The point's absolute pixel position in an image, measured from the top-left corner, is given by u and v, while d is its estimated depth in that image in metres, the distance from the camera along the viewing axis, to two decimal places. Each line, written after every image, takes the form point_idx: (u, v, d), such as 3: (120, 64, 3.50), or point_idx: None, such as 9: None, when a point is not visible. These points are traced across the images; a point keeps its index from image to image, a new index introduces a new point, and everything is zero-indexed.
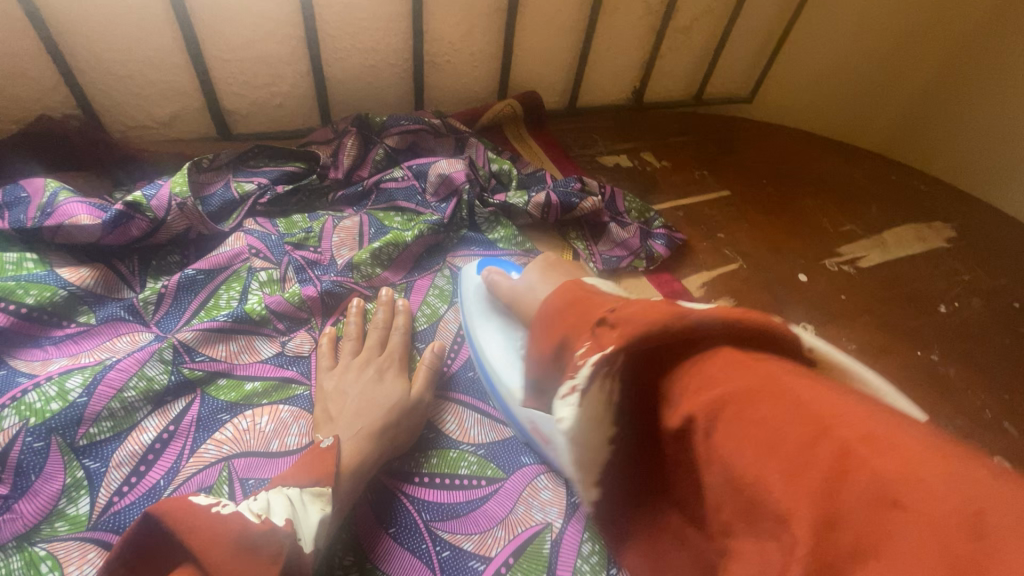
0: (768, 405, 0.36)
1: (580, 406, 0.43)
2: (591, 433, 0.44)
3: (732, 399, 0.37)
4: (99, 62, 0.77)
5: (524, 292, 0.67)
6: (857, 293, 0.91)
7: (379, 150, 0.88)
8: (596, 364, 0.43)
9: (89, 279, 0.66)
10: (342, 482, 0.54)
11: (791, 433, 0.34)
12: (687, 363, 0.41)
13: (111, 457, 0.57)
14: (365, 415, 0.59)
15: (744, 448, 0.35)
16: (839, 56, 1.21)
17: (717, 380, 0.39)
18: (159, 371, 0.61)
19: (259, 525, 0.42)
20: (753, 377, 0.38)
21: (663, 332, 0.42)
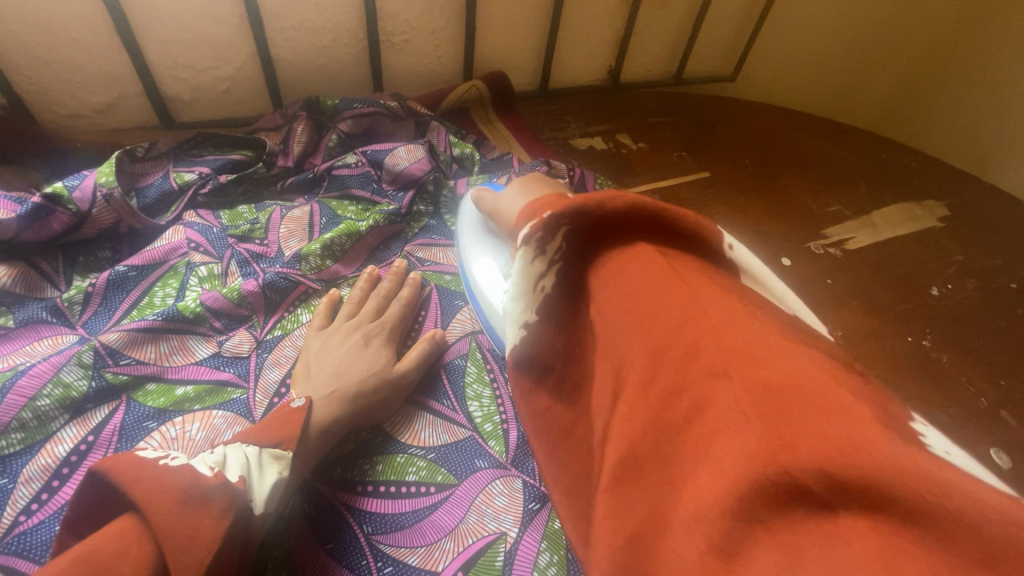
0: (641, 292, 0.41)
1: (519, 266, 0.44)
2: (528, 311, 0.45)
3: (629, 293, 0.41)
4: (21, 46, 0.71)
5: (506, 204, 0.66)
6: (845, 278, 0.85)
7: (332, 136, 0.82)
8: (536, 229, 0.44)
9: (5, 278, 0.61)
10: (303, 449, 0.53)
11: (664, 313, 0.39)
12: (617, 295, 0.42)
13: (21, 472, 0.52)
14: (348, 370, 0.59)
15: (623, 332, 0.40)
16: (826, 30, 1.16)
17: (625, 278, 0.43)
18: (78, 377, 0.56)
19: (213, 477, 0.41)
20: (667, 280, 0.40)
21: (605, 218, 0.45)
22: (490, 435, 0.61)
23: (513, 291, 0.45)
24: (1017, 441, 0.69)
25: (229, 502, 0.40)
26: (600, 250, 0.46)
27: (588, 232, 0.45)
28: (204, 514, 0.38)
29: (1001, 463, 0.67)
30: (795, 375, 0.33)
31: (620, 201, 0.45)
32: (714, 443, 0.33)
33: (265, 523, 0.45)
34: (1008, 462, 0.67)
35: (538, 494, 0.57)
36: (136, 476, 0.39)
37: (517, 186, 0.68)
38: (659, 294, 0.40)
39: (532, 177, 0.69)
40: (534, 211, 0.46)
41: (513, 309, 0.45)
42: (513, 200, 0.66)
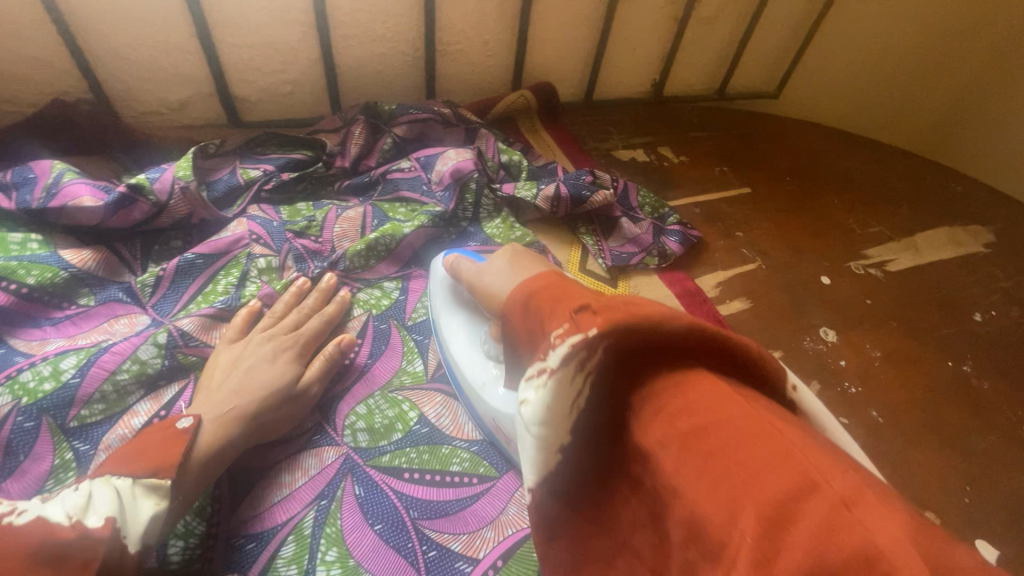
0: (715, 425, 0.31)
1: (551, 387, 0.37)
2: (561, 438, 0.38)
3: (699, 425, 0.32)
4: (111, 47, 0.77)
5: (490, 279, 0.61)
6: (885, 299, 0.85)
7: (387, 140, 0.86)
8: (575, 347, 0.37)
9: (91, 261, 0.66)
10: (184, 477, 0.49)
11: (767, 472, 0.29)
12: (688, 430, 0.32)
13: (101, 440, 0.56)
14: (261, 385, 0.58)
15: (704, 489, 0.30)
16: (874, 51, 1.15)
17: (695, 406, 0.33)
18: (152, 355, 0.61)
19: (71, 532, 0.39)
20: (756, 427, 0.31)
21: (650, 334, 0.36)
22: None
23: (543, 417, 0.38)
24: None
25: (95, 555, 0.39)
26: (642, 374, 0.37)
27: (632, 346, 0.36)
28: (65, 571, 0.37)
29: None
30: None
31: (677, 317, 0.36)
32: None
33: (143, 556, 0.43)
34: None
35: None
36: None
37: (504, 257, 0.62)
38: (749, 440, 0.30)
39: (520, 250, 0.63)
40: (528, 293, 0.46)
41: (538, 435, 0.38)
42: (497, 272, 0.61)
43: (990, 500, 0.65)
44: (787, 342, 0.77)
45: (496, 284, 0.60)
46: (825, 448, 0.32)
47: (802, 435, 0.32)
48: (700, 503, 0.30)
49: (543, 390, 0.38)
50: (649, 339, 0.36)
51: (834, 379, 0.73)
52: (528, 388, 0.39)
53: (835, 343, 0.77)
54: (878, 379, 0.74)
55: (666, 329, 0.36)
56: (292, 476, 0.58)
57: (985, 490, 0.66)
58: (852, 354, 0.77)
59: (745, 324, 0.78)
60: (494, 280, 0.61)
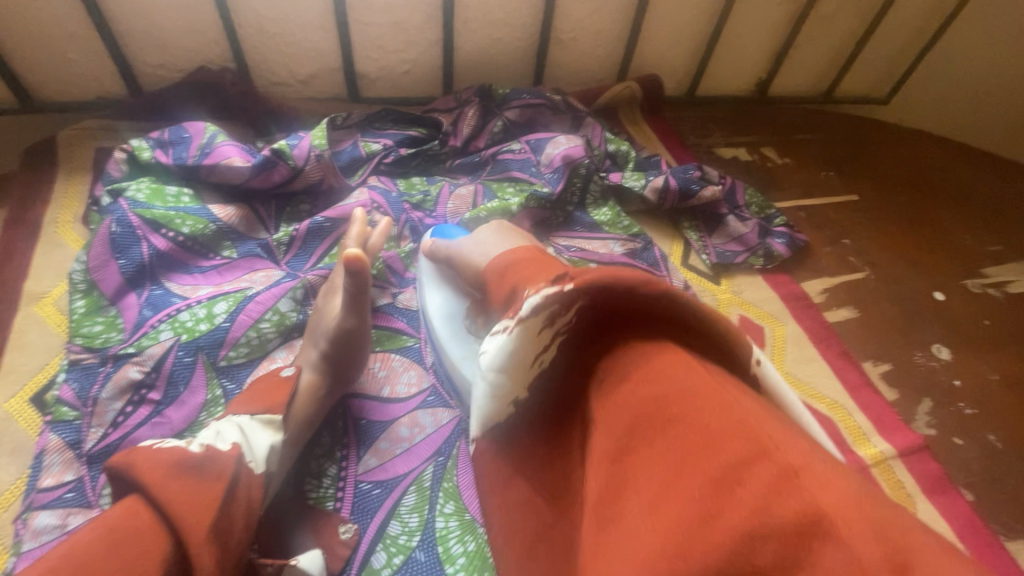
0: (685, 396, 0.32)
1: (512, 336, 0.38)
2: (516, 379, 0.40)
3: (664, 395, 0.33)
4: (256, 20, 0.82)
5: (472, 250, 0.56)
6: (1004, 322, 0.80)
7: (497, 122, 0.88)
8: (548, 299, 0.37)
9: (234, 217, 0.71)
10: (294, 415, 0.55)
11: (723, 441, 0.29)
12: (634, 383, 0.35)
13: (245, 380, 0.61)
14: (318, 334, 0.61)
15: (671, 453, 0.30)
16: (1002, 62, 1.07)
17: (656, 375, 0.34)
18: (290, 308, 0.66)
19: (200, 451, 0.44)
20: (707, 388, 0.32)
21: (622, 297, 0.37)
22: None
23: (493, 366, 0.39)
24: None
25: (224, 468, 0.44)
26: (605, 338, 0.38)
27: (601, 308, 0.38)
28: (203, 479, 0.42)
29: None
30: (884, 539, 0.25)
31: (655, 286, 0.37)
32: None
33: (267, 481, 0.48)
34: None
35: None
36: (139, 456, 0.42)
37: (489, 230, 0.58)
38: (714, 410, 0.31)
39: (506, 225, 0.58)
40: (508, 266, 0.45)
41: (491, 381, 0.40)
42: (476, 242, 0.57)
43: None
44: (896, 355, 0.75)
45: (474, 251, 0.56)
46: (782, 419, 0.32)
47: (757, 405, 0.32)
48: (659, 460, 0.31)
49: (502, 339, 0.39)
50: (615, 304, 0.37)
51: (948, 399, 0.71)
52: (491, 334, 0.40)
53: (948, 361, 0.75)
54: (995, 403, 0.72)
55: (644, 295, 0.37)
56: (410, 431, 0.61)
57: None
58: (967, 373, 0.74)
59: (852, 333, 0.77)
60: (473, 249, 0.56)
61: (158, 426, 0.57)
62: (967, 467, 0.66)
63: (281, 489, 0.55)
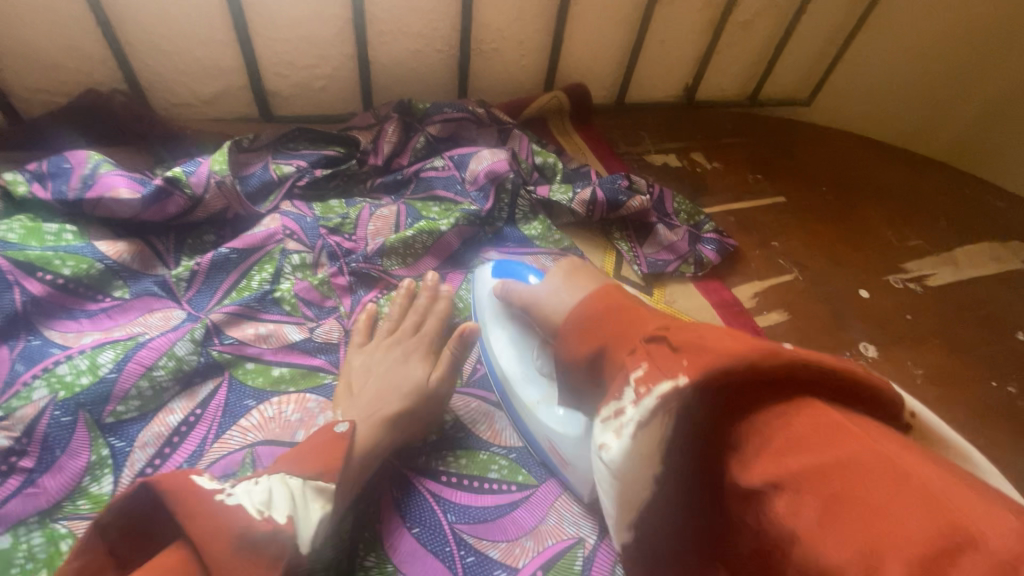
0: (850, 472, 0.29)
1: (634, 438, 0.36)
2: (651, 466, 0.37)
3: (820, 465, 0.30)
4: (148, 38, 0.76)
5: (549, 298, 0.58)
6: (926, 316, 0.83)
7: (420, 138, 0.85)
8: (664, 398, 0.35)
9: (126, 253, 0.65)
10: (346, 474, 0.50)
11: (906, 520, 0.26)
12: (778, 459, 0.32)
13: (136, 437, 0.55)
14: (396, 394, 0.58)
15: (836, 536, 0.28)
16: (909, 62, 1.12)
17: (809, 449, 0.31)
18: (188, 351, 0.60)
19: (262, 523, 0.40)
20: (858, 459, 0.30)
21: (748, 373, 0.34)
22: None
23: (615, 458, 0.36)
24: None
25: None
26: (752, 411, 0.34)
27: (733, 387, 0.35)
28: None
29: None
30: None
31: (773, 358, 0.34)
32: None
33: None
34: None
35: None
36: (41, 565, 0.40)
37: (560, 275, 0.60)
38: (891, 488, 0.28)
39: (574, 264, 0.61)
40: (590, 314, 0.46)
41: (625, 479, 0.37)
42: (554, 295, 0.58)
43: None
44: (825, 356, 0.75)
45: (557, 307, 0.58)
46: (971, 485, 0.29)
47: (952, 482, 0.28)
48: (829, 547, 0.28)
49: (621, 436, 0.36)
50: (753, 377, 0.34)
51: None
52: (604, 432, 0.38)
53: (874, 358, 0.76)
54: (920, 397, 0.73)
55: (766, 369, 0.34)
56: None
57: None
58: (892, 370, 0.75)
59: (782, 337, 0.77)
60: (552, 302, 0.58)
61: (33, 495, 0.50)
62: None
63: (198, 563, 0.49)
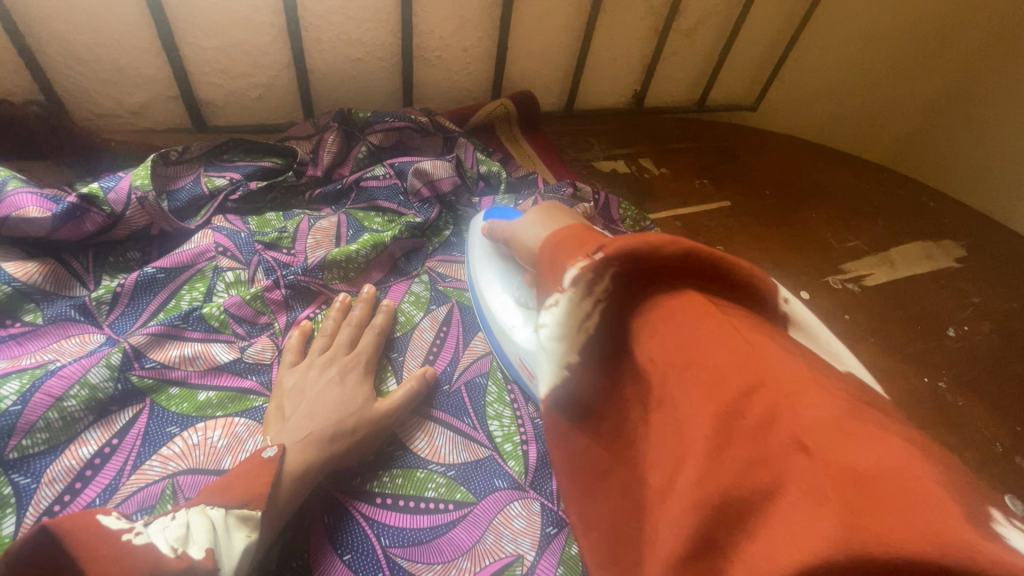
0: (694, 345, 0.37)
1: (564, 310, 0.42)
2: (571, 352, 0.42)
3: (681, 342, 0.38)
4: (64, 45, 0.72)
5: (527, 231, 0.65)
6: (863, 316, 0.85)
7: (362, 147, 0.83)
8: (585, 272, 0.43)
9: (37, 275, 0.61)
10: (275, 505, 0.48)
11: (731, 373, 0.35)
12: (656, 342, 0.40)
13: (44, 472, 0.52)
14: (345, 403, 0.57)
15: (682, 392, 0.36)
16: (846, 70, 1.16)
17: (677, 330, 0.39)
18: (104, 378, 0.56)
19: (175, 560, 0.37)
20: (717, 330, 0.37)
21: (654, 255, 0.42)
22: (510, 455, 0.61)
23: (554, 332, 0.42)
24: None
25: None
26: (651, 291, 0.43)
27: (641, 270, 0.43)
28: None
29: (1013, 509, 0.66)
30: (850, 447, 0.29)
31: (674, 244, 0.43)
32: (792, 517, 0.29)
33: None
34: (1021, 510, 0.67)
35: (556, 518, 0.56)
36: None
37: (535, 214, 0.66)
38: (725, 352, 0.36)
39: (550, 206, 0.67)
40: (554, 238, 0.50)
41: (554, 349, 0.42)
42: (531, 229, 0.64)
43: None
44: None
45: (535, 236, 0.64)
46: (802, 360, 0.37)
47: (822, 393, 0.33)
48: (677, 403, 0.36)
49: (557, 310, 0.43)
50: (653, 263, 0.43)
51: None
52: (543, 311, 0.44)
53: None
54: None
55: (666, 254, 0.43)
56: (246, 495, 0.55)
57: None
58: None
59: None
60: (530, 232, 0.64)
61: None
62: None
63: None
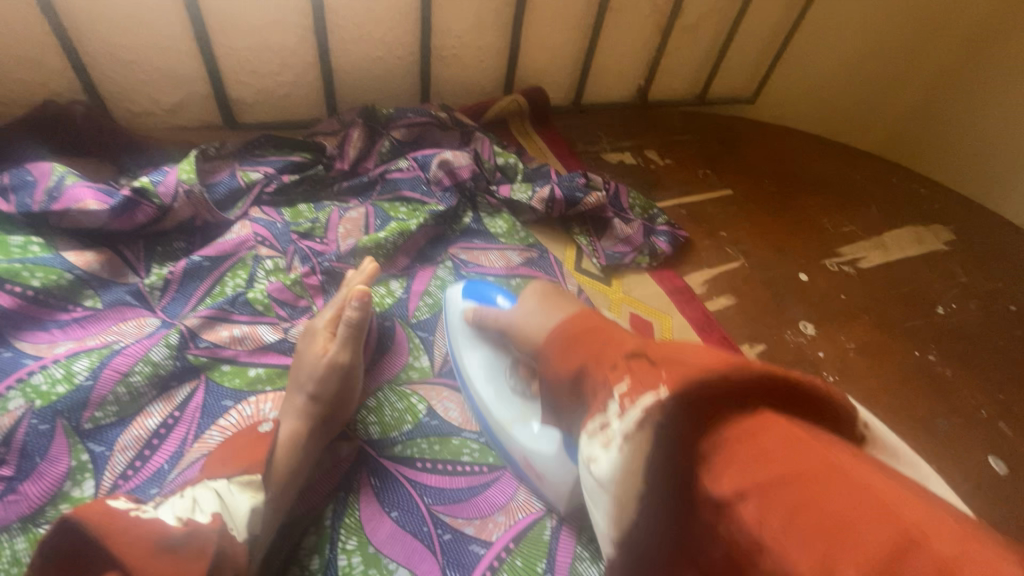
0: (780, 451, 0.30)
1: (624, 451, 0.36)
2: (635, 491, 0.35)
3: (761, 448, 0.31)
4: (106, 47, 0.76)
5: (523, 320, 0.59)
6: (860, 296, 0.91)
7: (385, 142, 0.87)
8: (648, 409, 0.36)
9: (95, 263, 0.66)
10: (275, 470, 0.52)
11: (865, 526, 0.26)
12: (733, 454, 0.32)
13: (116, 441, 0.57)
14: (302, 377, 0.59)
15: (765, 500, 0.29)
16: (842, 62, 1.21)
17: (761, 441, 0.32)
18: (164, 356, 0.61)
19: (179, 528, 0.41)
20: (809, 445, 0.30)
21: (719, 385, 0.34)
22: None
23: (611, 475, 0.36)
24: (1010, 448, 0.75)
25: (205, 544, 0.41)
26: (717, 418, 0.34)
27: (706, 397, 0.34)
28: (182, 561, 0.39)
29: (997, 468, 0.73)
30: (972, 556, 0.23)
31: (746, 371, 0.35)
32: None
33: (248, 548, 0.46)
34: (1004, 469, 0.73)
35: None
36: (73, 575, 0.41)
37: (534, 298, 0.60)
38: (816, 458, 0.29)
39: (547, 290, 0.60)
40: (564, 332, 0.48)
41: (613, 493, 0.36)
42: (529, 317, 0.58)
43: (954, 475, 0.72)
44: (768, 335, 0.82)
45: (532, 327, 0.57)
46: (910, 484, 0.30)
47: None
48: (761, 513, 0.29)
49: (615, 447, 0.36)
50: (721, 389, 0.34)
51: (814, 369, 0.79)
52: (592, 445, 0.38)
53: (813, 336, 0.83)
54: (853, 367, 0.81)
55: (735, 379, 0.35)
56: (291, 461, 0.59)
57: (953, 471, 0.72)
58: (829, 346, 0.83)
59: (731, 319, 0.84)
60: (527, 324, 0.58)
61: (12, 505, 0.51)
62: None
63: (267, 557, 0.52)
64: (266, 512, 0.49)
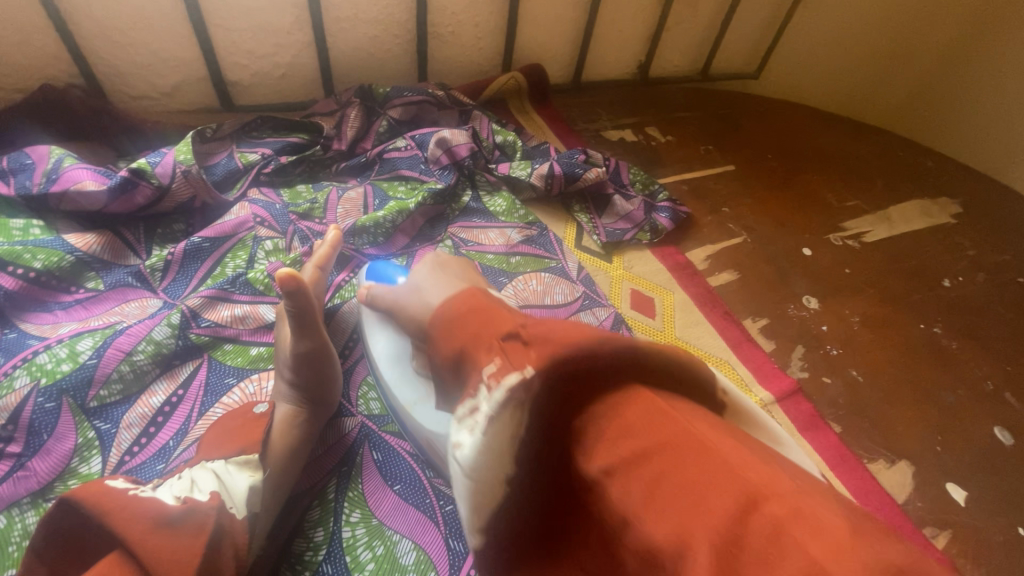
0: (665, 454, 0.28)
1: (487, 433, 0.33)
2: (503, 478, 0.33)
3: (644, 450, 0.29)
4: (100, 30, 0.76)
5: (405, 297, 0.53)
6: (864, 270, 0.90)
7: (382, 122, 0.87)
8: (512, 389, 0.33)
9: (95, 245, 0.66)
10: (272, 452, 0.52)
11: (763, 542, 0.24)
12: (618, 458, 0.30)
13: (121, 418, 0.58)
14: (281, 364, 0.57)
15: (656, 512, 0.27)
16: (847, 34, 1.19)
17: (648, 443, 0.29)
18: (166, 335, 0.62)
19: (178, 506, 0.41)
20: (691, 445, 0.28)
21: (586, 360, 0.33)
22: None
23: (474, 465, 0.33)
24: (1017, 419, 0.75)
25: (204, 521, 0.41)
26: (585, 398, 0.32)
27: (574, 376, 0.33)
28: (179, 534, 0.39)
29: (1003, 439, 0.72)
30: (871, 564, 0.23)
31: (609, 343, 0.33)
32: None
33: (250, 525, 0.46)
34: (1010, 439, 0.73)
35: None
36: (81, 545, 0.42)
37: (423, 271, 0.55)
38: (701, 460, 0.27)
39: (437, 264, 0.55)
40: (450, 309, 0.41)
41: (475, 480, 0.33)
42: (410, 293, 0.52)
43: (959, 447, 0.71)
44: (772, 310, 0.82)
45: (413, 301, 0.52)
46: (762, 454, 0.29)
47: None
48: (650, 528, 0.27)
49: (481, 432, 0.33)
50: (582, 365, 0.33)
51: (817, 343, 0.79)
52: (459, 429, 0.34)
53: (816, 310, 0.83)
54: (857, 340, 0.80)
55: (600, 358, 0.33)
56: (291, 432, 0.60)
57: (956, 442, 0.71)
58: (833, 320, 0.82)
59: (733, 294, 0.83)
60: (409, 299, 0.52)
61: (22, 481, 0.52)
62: (835, 402, 0.73)
63: (273, 532, 0.53)
64: (267, 489, 0.50)
